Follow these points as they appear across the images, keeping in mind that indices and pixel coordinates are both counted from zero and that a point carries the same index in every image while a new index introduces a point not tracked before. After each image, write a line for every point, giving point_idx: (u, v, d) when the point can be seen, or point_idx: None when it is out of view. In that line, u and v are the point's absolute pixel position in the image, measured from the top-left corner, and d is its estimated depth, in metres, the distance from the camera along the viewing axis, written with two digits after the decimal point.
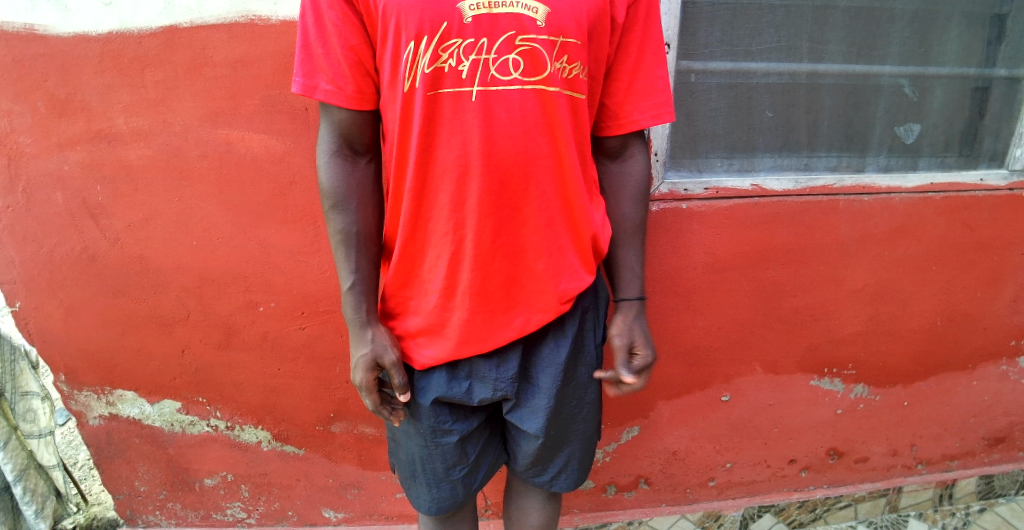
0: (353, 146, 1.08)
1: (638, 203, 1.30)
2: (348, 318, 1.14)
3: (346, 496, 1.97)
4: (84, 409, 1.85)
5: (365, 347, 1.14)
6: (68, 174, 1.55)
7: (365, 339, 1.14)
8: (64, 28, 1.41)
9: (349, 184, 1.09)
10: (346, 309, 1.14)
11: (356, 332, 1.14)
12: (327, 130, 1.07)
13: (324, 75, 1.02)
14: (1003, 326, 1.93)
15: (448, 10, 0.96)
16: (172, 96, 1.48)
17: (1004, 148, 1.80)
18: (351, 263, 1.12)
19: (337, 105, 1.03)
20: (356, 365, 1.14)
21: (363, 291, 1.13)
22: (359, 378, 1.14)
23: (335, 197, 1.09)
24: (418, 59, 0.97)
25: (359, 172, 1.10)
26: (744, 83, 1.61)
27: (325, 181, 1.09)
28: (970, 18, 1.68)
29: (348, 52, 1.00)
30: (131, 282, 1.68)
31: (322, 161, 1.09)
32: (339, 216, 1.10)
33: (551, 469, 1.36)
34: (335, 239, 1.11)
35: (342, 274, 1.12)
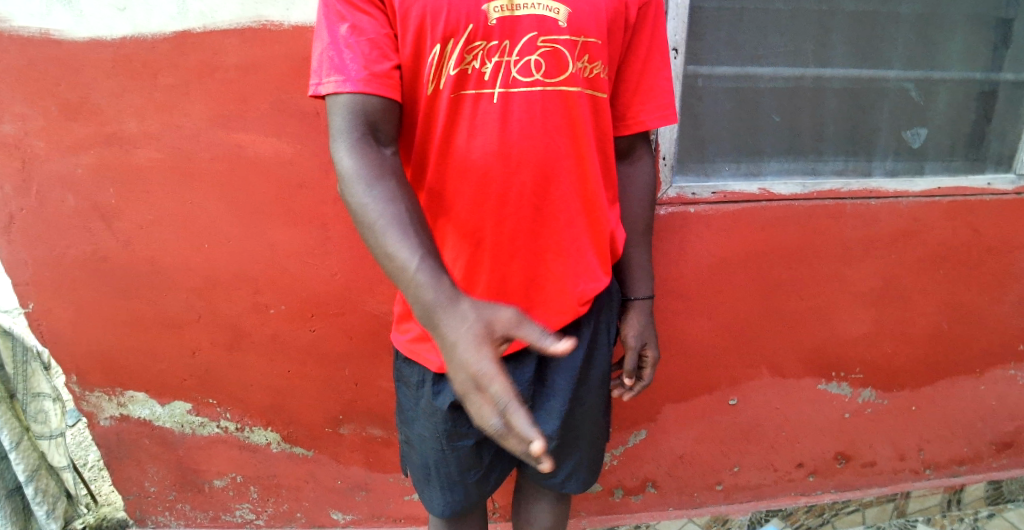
0: (378, 132, 0.94)
1: (643, 206, 1.34)
2: (428, 305, 0.86)
3: (354, 498, 1.98)
4: (95, 410, 1.87)
5: (469, 322, 0.82)
6: (81, 176, 1.57)
7: (466, 313, 0.83)
8: (81, 32, 1.43)
9: (380, 164, 0.93)
10: (421, 303, 0.87)
11: (449, 312, 0.84)
12: (345, 118, 0.92)
13: (356, 64, 0.91)
14: (1012, 329, 1.92)
15: (474, 12, 0.95)
16: (184, 99, 1.50)
17: (1010, 152, 1.80)
18: (407, 240, 0.90)
19: (375, 93, 0.92)
20: (466, 348, 0.80)
21: (433, 264, 0.89)
22: (473, 361, 0.79)
23: (367, 177, 0.91)
24: (445, 61, 0.97)
25: (386, 161, 0.95)
26: (751, 87, 1.62)
27: (352, 171, 0.92)
28: (975, 21, 1.68)
29: (380, 38, 0.93)
30: (141, 284, 1.70)
31: (341, 149, 0.92)
32: (380, 191, 0.91)
33: (563, 471, 1.37)
34: (380, 222, 0.90)
35: (400, 261, 0.89)
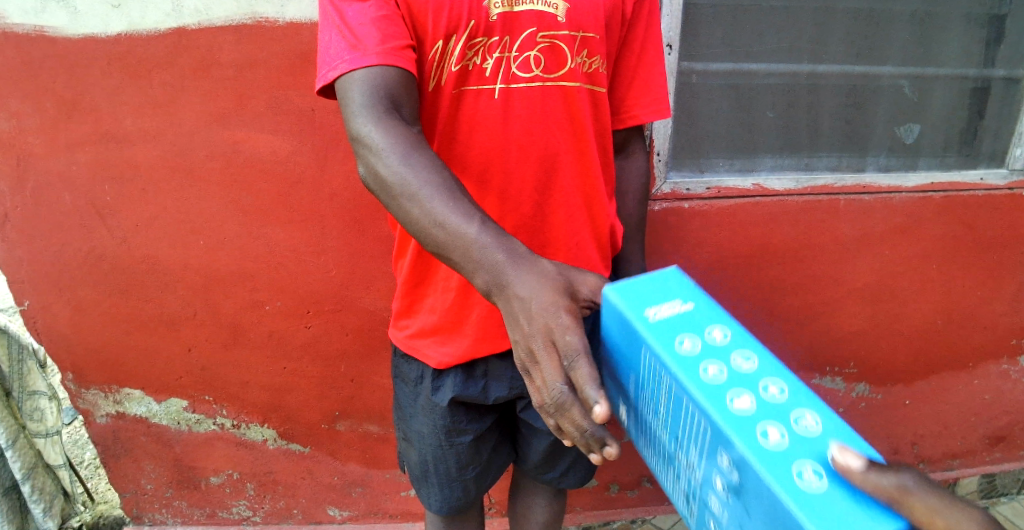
0: (402, 110, 0.90)
1: (637, 202, 1.34)
2: (498, 263, 0.81)
3: (351, 494, 1.99)
4: (91, 407, 1.87)
5: (543, 279, 0.80)
6: (78, 174, 1.57)
7: (541, 269, 0.81)
8: (76, 29, 1.43)
9: (410, 135, 0.88)
10: (486, 266, 0.82)
11: (521, 270, 0.80)
12: (364, 93, 0.88)
13: (372, 38, 0.88)
14: (1006, 323, 1.93)
15: (475, 8, 0.95)
16: (179, 97, 1.50)
17: (1003, 148, 1.81)
18: (457, 205, 0.84)
19: (394, 65, 0.89)
20: (539, 309, 0.78)
21: (490, 225, 0.84)
22: (548, 321, 0.77)
23: (400, 148, 0.86)
24: (447, 58, 0.97)
25: (414, 134, 0.90)
26: (746, 84, 1.62)
27: (382, 144, 0.86)
28: (970, 19, 1.68)
29: (397, 16, 0.91)
30: (138, 281, 1.70)
31: (366, 124, 0.87)
32: (419, 158, 0.86)
33: (559, 466, 1.39)
34: (425, 190, 0.84)
35: (456, 224, 0.83)
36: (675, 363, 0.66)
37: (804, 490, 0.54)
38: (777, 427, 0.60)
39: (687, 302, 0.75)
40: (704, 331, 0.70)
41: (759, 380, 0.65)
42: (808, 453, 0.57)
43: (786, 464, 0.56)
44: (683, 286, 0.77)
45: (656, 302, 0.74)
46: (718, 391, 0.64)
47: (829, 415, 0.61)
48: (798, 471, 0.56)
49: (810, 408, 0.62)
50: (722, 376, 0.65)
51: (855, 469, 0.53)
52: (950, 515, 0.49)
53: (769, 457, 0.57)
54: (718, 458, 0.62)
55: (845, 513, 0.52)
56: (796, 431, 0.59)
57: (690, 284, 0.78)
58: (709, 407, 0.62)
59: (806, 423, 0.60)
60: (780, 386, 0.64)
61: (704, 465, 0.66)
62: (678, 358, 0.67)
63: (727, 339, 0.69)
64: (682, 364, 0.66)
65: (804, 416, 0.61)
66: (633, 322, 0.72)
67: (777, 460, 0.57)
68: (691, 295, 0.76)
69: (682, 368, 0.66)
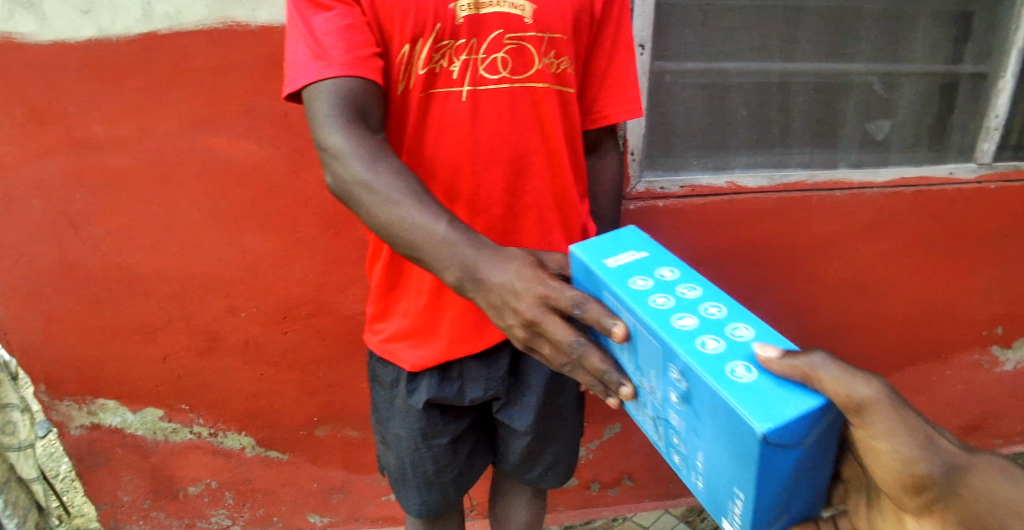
0: (369, 118, 0.90)
1: (610, 201, 1.36)
2: (468, 261, 0.82)
3: (332, 500, 1.98)
4: (65, 420, 1.83)
5: (517, 262, 0.81)
6: (47, 183, 1.54)
7: (510, 257, 0.82)
8: (43, 35, 1.40)
9: (376, 141, 0.88)
10: (457, 263, 0.82)
11: (494, 258, 0.81)
12: (333, 103, 0.87)
13: (337, 49, 0.87)
14: (976, 316, 1.96)
15: (442, 10, 0.94)
16: (150, 103, 1.48)
17: (972, 142, 1.84)
18: (426, 208, 0.84)
19: (359, 76, 0.88)
20: (526, 282, 0.79)
21: (461, 227, 0.84)
22: (539, 290, 0.78)
23: (366, 154, 0.86)
24: (413, 61, 0.96)
25: (381, 142, 0.90)
26: (719, 83, 1.63)
27: (350, 152, 0.86)
28: (938, 16, 1.69)
29: (362, 23, 0.90)
30: (112, 291, 1.67)
31: (332, 132, 0.87)
32: (386, 164, 0.86)
33: (538, 467, 1.39)
34: (394, 195, 0.85)
35: (426, 228, 0.83)
36: (628, 294, 0.74)
37: (737, 380, 0.63)
38: (713, 336, 0.70)
39: (641, 250, 0.85)
40: (653, 272, 0.80)
41: (700, 304, 0.75)
42: (738, 353, 0.67)
43: (721, 362, 0.66)
44: (639, 242, 0.88)
45: (614, 254, 0.84)
46: (665, 313, 0.72)
47: (755, 323, 0.73)
48: (731, 367, 0.65)
49: (741, 319, 0.73)
50: (669, 305, 0.74)
51: (772, 357, 0.64)
52: (849, 382, 0.60)
53: (709, 358, 0.66)
54: (669, 371, 0.70)
55: (770, 392, 0.61)
56: (729, 338, 0.70)
57: (643, 241, 0.88)
58: (658, 324, 0.70)
59: (739, 331, 0.71)
60: (719, 309, 0.75)
61: (659, 384, 0.74)
62: (632, 292, 0.75)
63: (674, 274, 0.80)
64: (638, 296, 0.74)
65: (736, 326, 0.72)
66: (594, 269, 0.80)
67: (714, 360, 0.66)
68: (642, 245, 0.87)
69: (634, 298, 0.74)
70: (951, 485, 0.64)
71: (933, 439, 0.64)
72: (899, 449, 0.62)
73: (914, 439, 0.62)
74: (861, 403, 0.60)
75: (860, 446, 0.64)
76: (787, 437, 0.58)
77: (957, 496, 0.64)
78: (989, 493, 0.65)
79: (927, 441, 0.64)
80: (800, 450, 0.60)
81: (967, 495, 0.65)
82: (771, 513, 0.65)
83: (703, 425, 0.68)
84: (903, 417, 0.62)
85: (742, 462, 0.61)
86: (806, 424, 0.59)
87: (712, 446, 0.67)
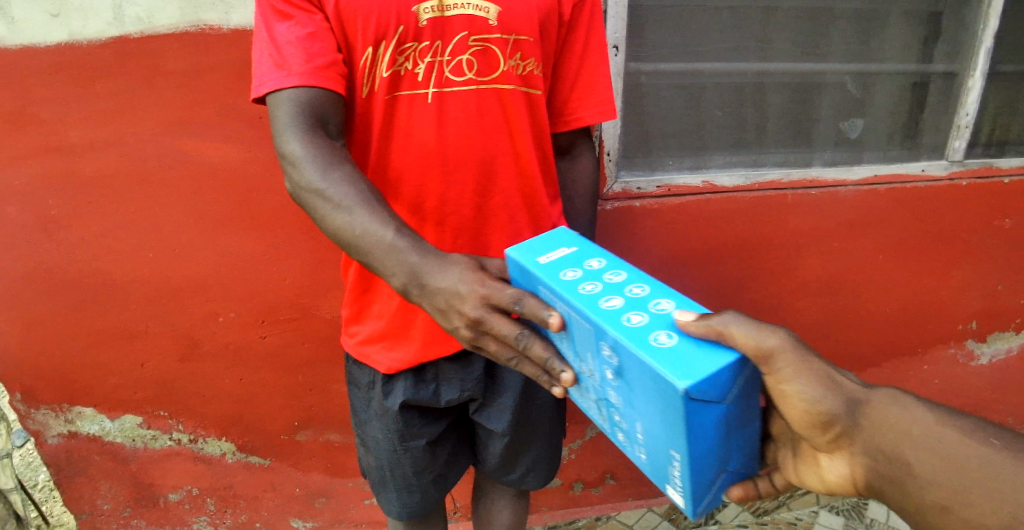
0: (328, 125, 0.94)
1: (585, 203, 1.36)
2: (411, 266, 0.85)
3: (315, 504, 1.97)
4: (42, 428, 1.81)
5: (456, 265, 0.84)
6: (19, 188, 1.52)
7: (451, 261, 0.85)
8: (12, 39, 1.38)
9: (331, 149, 0.93)
10: (402, 268, 0.86)
11: (437, 261, 0.85)
12: (291, 110, 0.91)
13: (296, 58, 0.90)
14: (952, 311, 1.99)
15: (404, 13, 0.95)
16: (122, 107, 1.46)
17: (943, 140, 1.87)
18: (377, 215, 0.89)
19: (318, 85, 0.91)
20: (465, 283, 0.82)
21: (409, 233, 0.88)
22: (478, 291, 0.80)
23: (320, 161, 0.91)
24: (377, 64, 0.97)
25: (338, 151, 0.94)
26: (693, 83, 1.65)
27: (306, 159, 0.91)
28: (909, 16, 1.72)
29: (322, 31, 0.93)
30: (87, 297, 1.65)
31: (289, 137, 0.91)
32: (338, 172, 0.91)
33: (519, 468, 1.39)
34: (346, 201, 0.89)
35: (375, 231, 0.87)
36: (559, 284, 0.78)
37: (660, 347, 0.68)
38: (637, 312, 0.74)
39: (571, 246, 0.90)
40: (583, 264, 0.85)
41: (626, 286, 0.80)
42: (661, 325, 0.72)
43: (645, 333, 0.70)
44: (568, 239, 0.92)
45: (546, 252, 0.87)
46: (594, 297, 0.76)
47: (675, 297, 0.79)
48: (655, 335, 0.70)
49: (662, 296, 0.79)
50: (598, 289, 0.78)
51: (689, 321, 0.71)
52: (755, 334, 0.70)
53: (635, 332, 0.70)
54: (601, 350, 0.73)
55: (689, 354, 0.67)
56: (652, 311, 0.75)
57: (570, 235, 0.93)
58: (587, 307, 0.73)
59: (661, 305, 0.77)
60: (642, 289, 0.80)
61: (595, 365, 0.77)
62: (563, 282, 0.79)
63: (602, 264, 0.85)
64: (569, 285, 0.78)
65: (659, 302, 0.77)
66: (529, 267, 0.83)
67: (639, 331, 0.71)
68: (572, 241, 0.92)
69: (566, 288, 0.77)
70: (852, 418, 0.75)
71: (835, 380, 0.76)
72: (804, 390, 0.74)
73: (817, 380, 0.74)
74: (770, 351, 0.70)
75: (773, 392, 0.75)
76: (705, 391, 0.64)
77: (860, 427, 0.75)
78: (889, 423, 0.75)
79: (831, 382, 0.75)
80: (720, 402, 0.67)
81: (869, 427, 0.75)
82: (705, 468, 0.72)
83: (637, 396, 0.72)
84: (806, 360, 0.74)
85: (672, 423, 0.67)
86: (721, 379, 0.66)
87: (646, 415, 0.72)
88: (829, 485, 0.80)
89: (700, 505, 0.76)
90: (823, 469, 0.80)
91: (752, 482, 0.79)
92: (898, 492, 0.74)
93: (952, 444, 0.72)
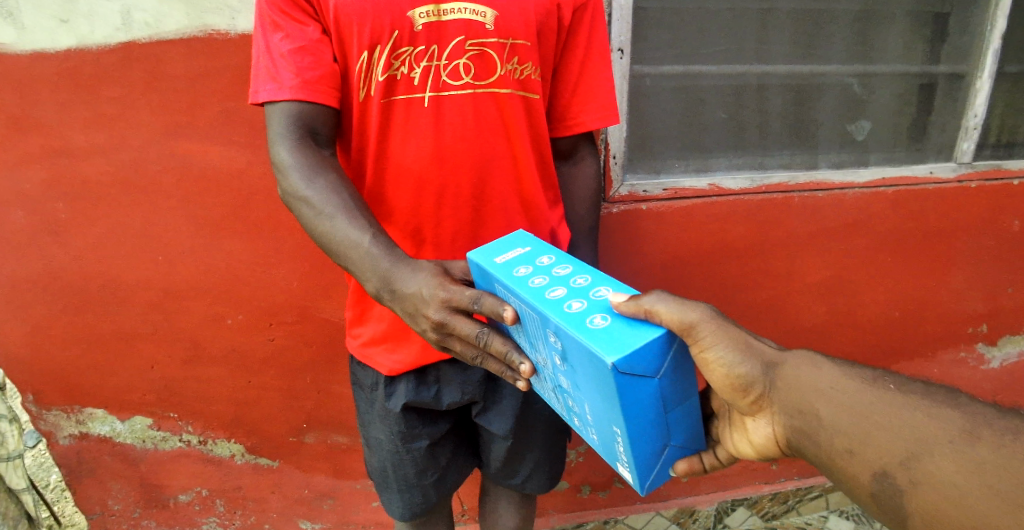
0: (318, 135, 1.03)
1: (588, 208, 1.36)
2: (384, 271, 0.96)
3: (322, 506, 1.98)
4: (54, 429, 1.83)
5: (422, 271, 0.94)
6: (29, 192, 1.55)
7: (418, 267, 0.95)
8: (23, 45, 1.41)
9: (318, 158, 1.02)
10: (376, 273, 0.96)
11: (407, 267, 0.95)
12: (283, 121, 1.00)
13: (286, 72, 0.98)
14: (959, 313, 1.98)
15: (399, 19, 0.99)
16: (130, 112, 1.48)
17: (950, 141, 1.86)
18: (357, 222, 0.99)
19: (306, 98, 0.99)
20: (429, 287, 0.92)
21: (384, 239, 0.99)
22: (440, 294, 0.91)
23: (306, 170, 1.01)
24: (373, 68, 1.00)
25: (327, 160, 1.04)
26: (696, 86, 1.65)
27: (293, 167, 1.01)
28: (913, 17, 1.71)
29: (313, 45, 0.98)
30: (95, 299, 1.67)
31: (280, 146, 1.01)
32: (321, 182, 1.01)
33: (521, 471, 1.39)
34: (327, 209, 1.00)
35: (353, 236, 0.98)
36: (511, 280, 0.85)
37: (595, 328, 0.76)
38: (578, 299, 0.82)
39: (526, 246, 0.96)
40: (534, 261, 0.91)
41: (571, 277, 0.87)
42: (598, 309, 0.80)
43: (583, 317, 0.78)
44: (523, 241, 0.98)
45: (502, 252, 0.94)
46: (541, 290, 0.83)
47: (616, 285, 0.86)
48: (591, 318, 0.78)
49: (604, 284, 0.86)
50: (545, 282, 0.85)
51: (621, 302, 0.79)
52: (673, 307, 0.77)
53: (574, 317, 0.77)
54: (548, 336, 0.81)
55: (621, 331, 0.75)
56: (592, 298, 0.83)
57: (527, 237, 1.00)
58: (532, 297, 0.80)
59: (601, 293, 0.84)
60: (584, 279, 0.87)
61: (546, 352, 0.85)
62: (513, 277, 0.86)
63: (551, 259, 0.91)
64: (518, 279, 0.85)
65: (599, 289, 0.85)
66: (485, 267, 0.90)
67: (577, 316, 0.78)
68: (527, 241, 0.98)
69: (517, 283, 0.84)
70: (768, 381, 0.82)
71: (751, 346, 0.83)
72: (726, 358, 0.81)
73: (736, 347, 0.81)
74: (692, 323, 0.77)
75: (698, 362, 0.82)
76: (632, 366, 0.73)
77: (773, 387, 0.81)
78: (800, 381, 0.80)
79: (750, 350, 0.82)
80: (652, 377, 0.75)
81: (781, 385, 0.81)
82: (644, 441, 0.80)
83: (582, 377, 0.79)
84: (724, 329, 0.81)
85: (610, 398, 0.75)
86: (649, 354, 0.74)
87: (591, 395, 0.80)
88: (758, 449, 0.86)
89: (648, 480, 0.85)
90: (751, 432, 0.86)
91: (696, 457, 0.87)
92: (811, 445, 0.78)
93: (852, 393, 0.76)
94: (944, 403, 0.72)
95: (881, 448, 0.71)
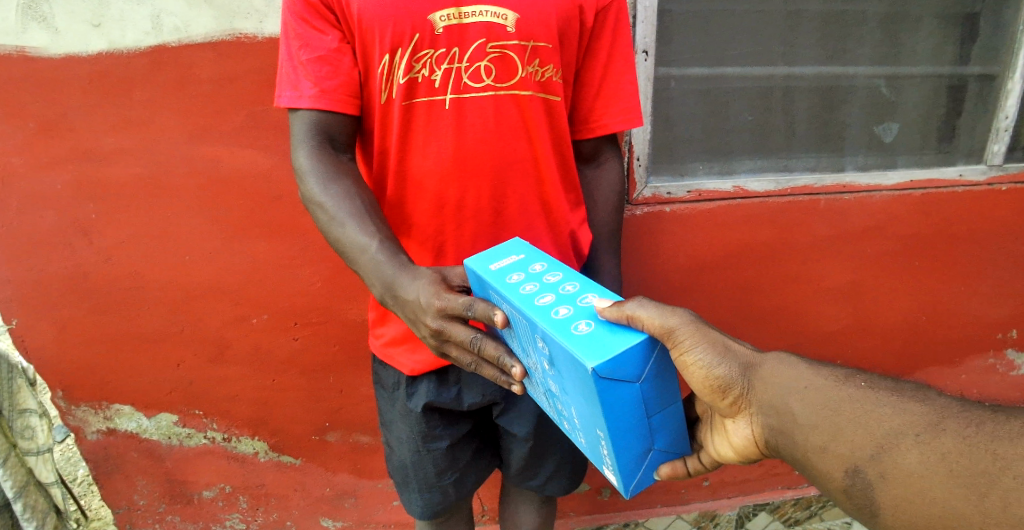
0: (336, 140, 1.06)
1: (610, 213, 1.35)
2: (388, 279, 0.98)
3: (343, 505, 2.00)
4: (82, 424, 1.87)
5: (420, 277, 0.96)
6: (60, 193, 1.57)
7: (416, 273, 0.96)
8: (55, 49, 1.43)
9: (334, 162, 1.05)
10: (381, 280, 0.98)
11: (408, 272, 0.97)
12: (303, 127, 1.04)
13: (306, 80, 1.01)
14: (988, 320, 1.95)
15: (420, 22, 1.00)
16: (158, 114, 1.51)
17: (981, 144, 1.83)
18: (363, 228, 1.01)
19: (324, 107, 1.02)
20: (425, 292, 0.93)
21: (390, 245, 1.01)
22: (435, 299, 0.91)
23: (321, 174, 1.03)
24: (394, 70, 1.01)
25: (344, 165, 1.07)
26: (720, 88, 1.64)
27: (310, 171, 1.04)
28: (943, 18, 1.69)
29: (331, 54, 1.01)
30: (123, 298, 1.70)
31: (300, 150, 1.05)
32: (334, 187, 1.04)
33: (541, 473, 1.39)
34: (338, 213, 1.03)
35: (360, 241, 1.01)
36: (503, 286, 0.85)
37: (579, 334, 0.76)
38: (565, 305, 0.82)
39: (520, 253, 0.96)
40: (528, 267, 0.91)
41: (561, 284, 0.87)
42: (583, 315, 0.80)
43: (567, 323, 0.78)
44: (518, 248, 0.98)
45: (496, 258, 0.94)
46: (530, 296, 0.83)
47: (604, 292, 0.85)
48: (575, 324, 0.78)
49: (592, 291, 0.86)
50: (535, 288, 0.85)
51: (604, 308, 0.79)
52: (653, 310, 0.78)
53: (559, 322, 0.77)
54: (536, 342, 0.81)
55: (604, 337, 0.75)
56: (580, 305, 0.82)
57: (523, 245, 1.00)
58: (522, 303, 0.81)
59: (588, 299, 0.84)
60: (573, 285, 0.87)
61: (535, 357, 0.85)
62: (505, 284, 0.86)
63: (544, 266, 0.92)
64: (510, 285, 0.86)
65: (586, 296, 0.84)
66: (479, 273, 0.90)
67: (562, 322, 0.78)
68: (518, 249, 0.98)
69: (510, 289, 0.84)
70: (746, 383, 0.84)
71: (730, 348, 0.85)
72: (706, 361, 0.82)
73: (715, 349, 0.83)
74: (672, 327, 0.79)
75: (678, 365, 0.84)
76: (612, 370, 0.73)
77: (751, 388, 0.83)
78: (776, 382, 0.82)
79: (728, 353, 0.84)
80: (634, 382, 0.76)
81: (759, 385, 0.83)
82: (629, 445, 0.80)
83: (567, 382, 0.79)
84: (703, 332, 0.82)
85: (591, 402, 0.75)
86: (631, 359, 0.75)
87: (577, 400, 0.80)
88: (738, 451, 0.88)
89: (632, 483, 0.85)
90: (731, 434, 0.88)
91: (680, 461, 0.87)
92: (788, 443, 0.80)
93: (826, 392, 0.79)
94: (912, 398, 0.75)
95: (854, 443, 0.74)
